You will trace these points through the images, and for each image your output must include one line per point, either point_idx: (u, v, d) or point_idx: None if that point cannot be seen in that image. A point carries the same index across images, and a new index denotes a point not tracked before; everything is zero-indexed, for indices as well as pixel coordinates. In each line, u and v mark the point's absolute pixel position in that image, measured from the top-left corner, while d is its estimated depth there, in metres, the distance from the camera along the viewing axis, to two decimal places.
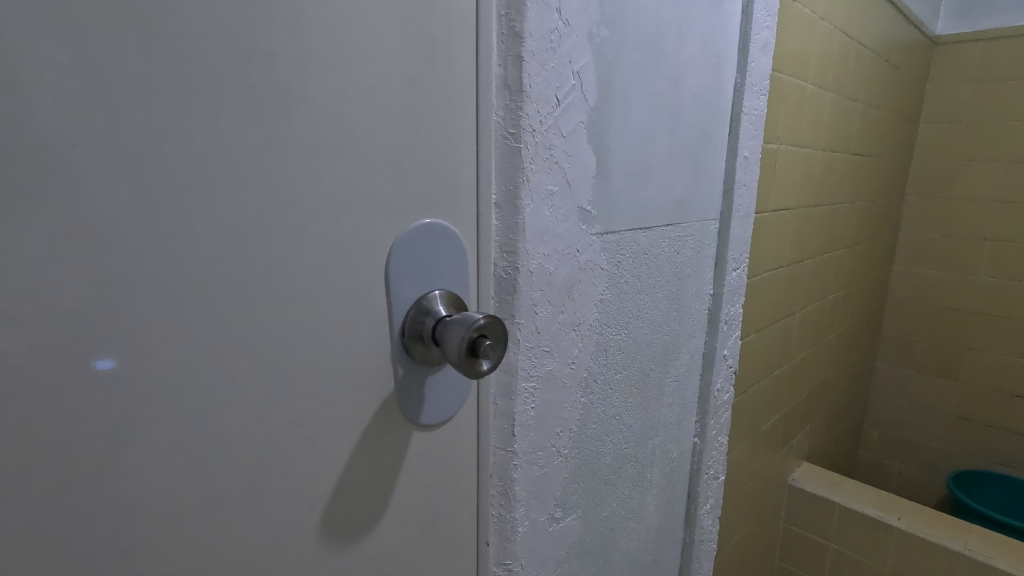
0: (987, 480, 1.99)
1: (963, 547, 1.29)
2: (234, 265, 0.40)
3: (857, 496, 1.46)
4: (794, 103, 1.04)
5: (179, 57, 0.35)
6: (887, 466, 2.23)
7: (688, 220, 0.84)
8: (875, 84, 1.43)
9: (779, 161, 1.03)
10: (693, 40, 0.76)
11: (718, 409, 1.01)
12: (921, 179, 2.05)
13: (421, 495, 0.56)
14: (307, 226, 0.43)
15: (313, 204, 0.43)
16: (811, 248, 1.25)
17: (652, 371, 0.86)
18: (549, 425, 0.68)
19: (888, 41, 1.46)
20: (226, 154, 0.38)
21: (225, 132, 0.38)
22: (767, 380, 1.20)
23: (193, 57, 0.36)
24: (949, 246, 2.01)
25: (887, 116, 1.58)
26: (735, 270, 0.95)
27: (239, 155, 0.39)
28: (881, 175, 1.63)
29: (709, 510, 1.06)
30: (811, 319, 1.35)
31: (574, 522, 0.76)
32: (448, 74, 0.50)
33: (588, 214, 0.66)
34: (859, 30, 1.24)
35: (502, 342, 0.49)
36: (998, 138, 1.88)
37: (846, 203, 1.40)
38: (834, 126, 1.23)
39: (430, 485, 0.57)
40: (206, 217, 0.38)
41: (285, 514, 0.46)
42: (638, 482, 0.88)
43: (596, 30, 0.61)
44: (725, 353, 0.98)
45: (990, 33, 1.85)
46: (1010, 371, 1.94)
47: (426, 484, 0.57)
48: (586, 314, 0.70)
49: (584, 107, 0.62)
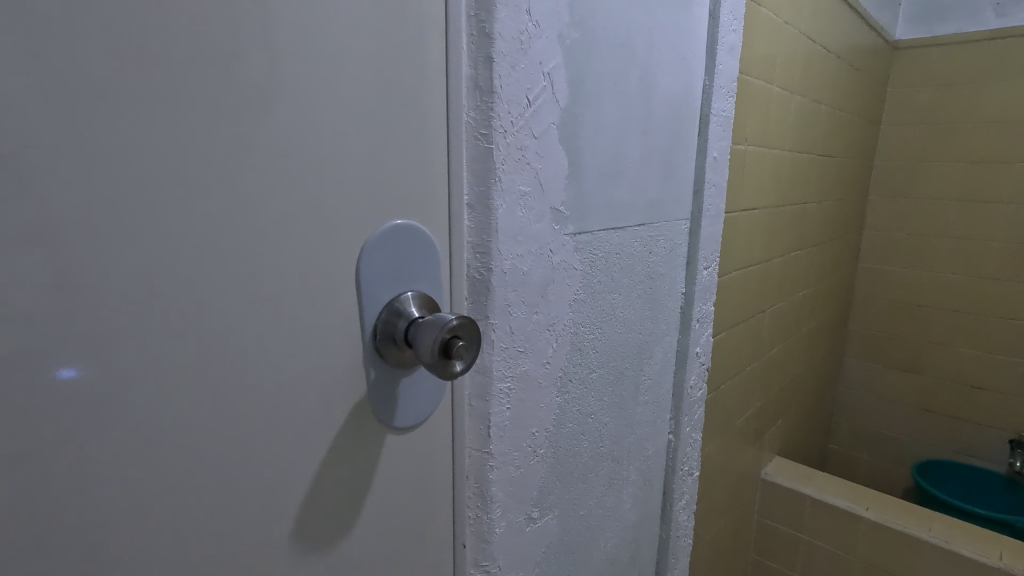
0: (950, 469, 2.06)
1: (928, 535, 1.34)
2: (201, 268, 0.39)
3: (827, 488, 1.49)
4: (761, 105, 1.06)
5: (143, 54, 0.34)
6: (856, 458, 2.29)
7: (660, 220, 0.85)
8: (839, 87, 1.47)
9: (748, 162, 1.05)
10: (662, 41, 0.77)
11: (692, 406, 1.02)
12: (884, 179, 2.11)
13: (397, 497, 0.56)
14: (275, 229, 0.42)
15: (284, 205, 0.43)
16: (779, 246, 1.28)
17: (627, 370, 0.86)
18: (525, 425, 0.68)
19: (851, 45, 1.50)
20: (191, 153, 0.37)
21: (191, 131, 0.37)
22: (740, 377, 1.22)
23: (157, 55, 0.35)
24: (911, 244, 2.08)
25: (851, 118, 1.62)
26: (706, 269, 0.96)
27: (206, 154, 0.38)
28: (846, 175, 1.68)
29: (685, 506, 1.08)
30: (782, 316, 1.38)
31: (552, 521, 0.77)
32: (418, 74, 0.50)
33: (560, 214, 0.67)
34: (823, 33, 1.28)
35: (474, 341, 0.49)
36: (956, 139, 1.95)
37: (813, 202, 1.44)
38: (801, 127, 1.26)
39: (406, 487, 0.57)
40: (172, 221, 0.37)
41: (260, 520, 0.45)
42: (615, 479, 0.89)
43: (567, 32, 0.62)
44: (697, 350, 0.99)
45: (947, 39, 1.92)
46: (970, 364, 2.01)
47: (401, 487, 0.56)
48: (561, 314, 0.70)
49: (555, 108, 0.62)
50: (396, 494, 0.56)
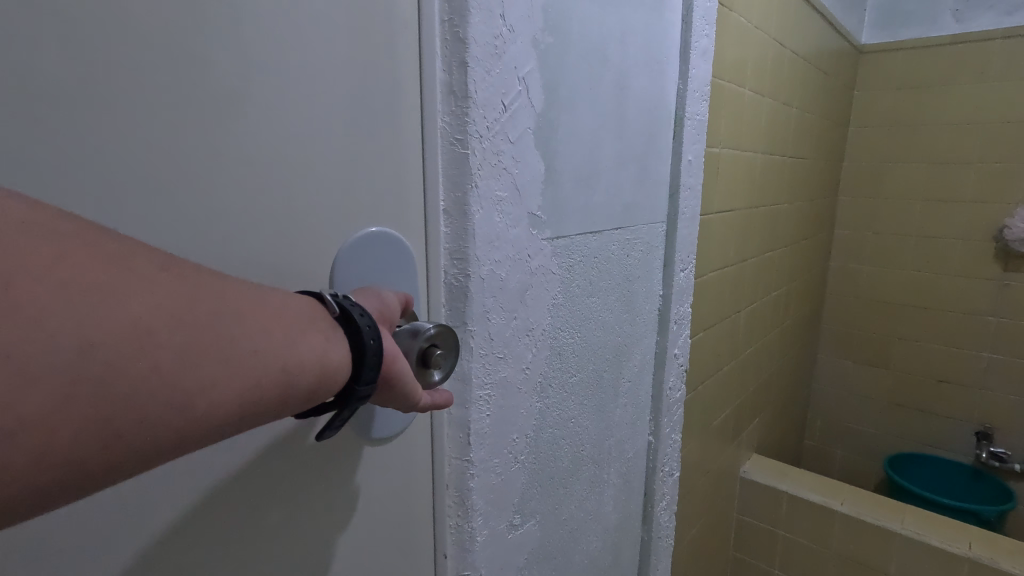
0: (920, 462, 2.12)
1: (901, 527, 1.37)
2: None
3: (803, 484, 1.52)
4: (733, 109, 1.08)
5: (108, 55, 0.33)
6: (830, 453, 2.34)
7: (637, 223, 0.85)
8: (808, 92, 1.50)
9: (721, 165, 1.06)
10: (635, 45, 0.77)
11: (671, 407, 1.02)
12: (851, 180, 2.16)
13: (376, 509, 0.55)
14: (245, 238, 0.41)
15: (256, 212, 0.41)
16: (753, 248, 1.30)
17: (607, 373, 0.87)
18: (505, 431, 0.68)
19: (819, 49, 1.53)
20: (159, 159, 0.36)
21: (159, 135, 0.36)
22: (717, 377, 1.24)
23: (124, 56, 0.33)
24: (879, 244, 2.13)
25: (820, 120, 1.66)
26: (682, 270, 0.97)
27: (175, 159, 0.36)
28: (815, 177, 1.72)
29: (666, 506, 1.08)
30: (756, 316, 1.40)
31: (534, 527, 0.76)
32: (393, 76, 0.49)
33: (538, 219, 0.67)
34: (791, 38, 1.30)
35: (451, 352, 0.50)
36: (920, 140, 2.01)
37: (785, 204, 1.47)
38: (771, 130, 1.29)
39: (384, 499, 0.56)
40: (136, 230, 0.36)
41: (235, 538, 0.44)
42: (596, 482, 0.89)
43: (540, 37, 0.62)
44: (675, 352, 1.00)
45: (909, 43, 1.98)
46: (937, 359, 2.07)
47: (379, 499, 0.55)
48: (540, 319, 0.70)
49: (531, 113, 0.62)
50: (375, 505, 0.55)
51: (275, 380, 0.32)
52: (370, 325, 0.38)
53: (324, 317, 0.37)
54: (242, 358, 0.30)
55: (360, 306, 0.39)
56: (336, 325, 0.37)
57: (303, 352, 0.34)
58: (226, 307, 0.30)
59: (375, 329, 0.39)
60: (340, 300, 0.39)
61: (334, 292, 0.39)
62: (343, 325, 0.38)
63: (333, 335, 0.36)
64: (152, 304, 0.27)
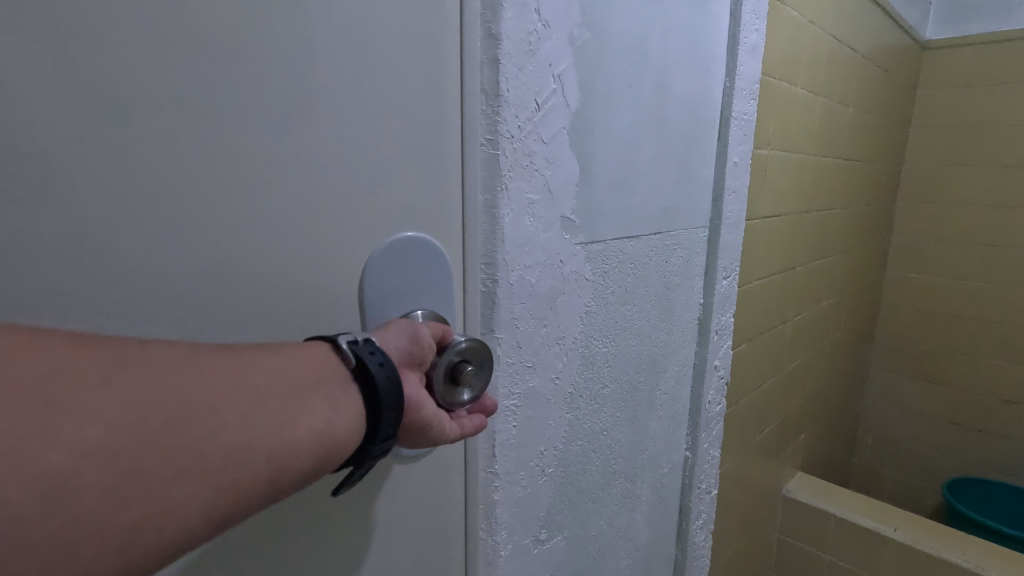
0: (983, 487, 1.97)
1: (961, 559, 1.27)
2: (191, 280, 0.37)
3: (852, 506, 1.43)
4: (783, 108, 1.02)
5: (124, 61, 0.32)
6: (882, 473, 2.21)
7: (676, 228, 0.81)
8: (866, 90, 1.42)
9: (770, 167, 1.01)
10: (678, 41, 0.74)
11: (710, 422, 0.97)
12: (912, 184, 2.04)
13: (401, 522, 0.53)
14: (270, 240, 0.40)
15: (281, 219, 0.40)
16: (801, 255, 1.23)
17: (641, 384, 0.83)
18: (532, 443, 0.65)
19: (879, 45, 1.44)
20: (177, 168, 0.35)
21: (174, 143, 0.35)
22: (760, 390, 1.18)
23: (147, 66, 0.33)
24: (941, 252, 2.00)
25: (878, 121, 1.56)
26: (725, 278, 0.92)
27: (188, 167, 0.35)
28: (872, 181, 1.62)
29: (702, 525, 1.03)
30: (804, 327, 1.33)
31: (560, 543, 0.74)
32: (429, 76, 0.47)
33: (571, 223, 0.64)
34: (849, 33, 1.23)
35: (483, 368, 0.49)
36: (989, 142, 1.88)
37: (838, 209, 1.39)
38: (825, 130, 1.21)
39: (410, 512, 0.54)
40: (160, 231, 0.35)
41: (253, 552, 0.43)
42: (627, 498, 0.86)
43: (577, 32, 0.59)
44: (716, 364, 0.95)
45: (979, 38, 1.85)
46: (1005, 377, 1.92)
47: (405, 511, 0.53)
48: (571, 327, 0.67)
49: (565, 112, 0.59)
50: (403, 520, 0.54)
51: (264, 464, 0.31)
52: (389, 374, 0.39)
53: (327, 379, 0.37)
54: (228, 440, 0.30)
55: (381, 352, 0.39)
56: (350, 376, 0.38)
57: (298, 431, 0.33)
58: (218, 388, 0.31)
59: (393, 380, 0.39)
60: (361, 347, 0.39)
61: (352, 336, 0.39)
62: (360, 373, 0.38)
63: (336, 405, 0.36)
64: (128, 394, 0.28)
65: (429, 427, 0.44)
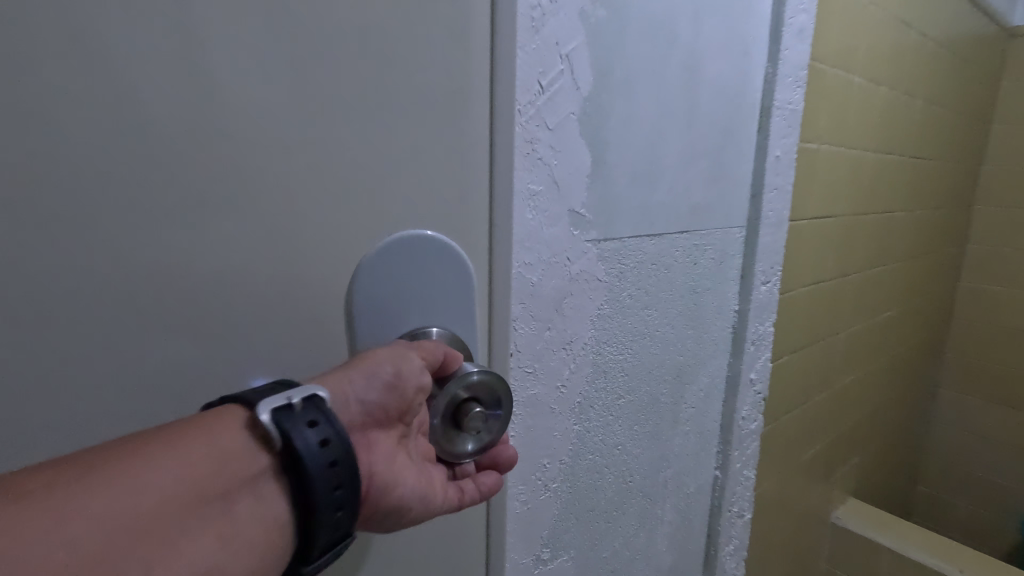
0: None
1: None
2: (138, 277, 0.31)
3: (910, 540, 1.30)
4: (838, 99, 0.92)
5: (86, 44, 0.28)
6: (948, 503, 2.02)
7: (707, 226, 0.75)
8: (939, 80, 1.28)
9: (820, 163, 0.92)
10: (712, 21, 0.67)
11: (744, 440, 0.89)
12: (991, 187, 1.85)
13: (400, 562, 0.46)
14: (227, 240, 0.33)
15: (270, 227, 0.35)
16: (856, 261, 1.12)
17: (663, 396, 0.76)
18: (533, 455, 0.61)
19: (956, 32, 1.30)
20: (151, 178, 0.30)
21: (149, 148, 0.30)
22: (805, 408, 1.08)
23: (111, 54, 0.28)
24: None
25: (953, 116, 1.41)
26: (764, 284, 0.84)
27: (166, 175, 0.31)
28: (944, 182, 1.47)
29: (733, 551, 0.95)
30: (858, 340, 1.22)
31: (567, 563, 0.68)
32: (454, 53, 0.40)
33: (581, 218, 0.58)
34: (920, 17, 1.11)
35: (493, 411, 0.44)
36: None
37: (901, 212, 1.26)
38: (887, 125, 1.10)
39: (414, 547, 0.47)
40: (97, 216, 0.29)
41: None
42: (646, 519, 0.79)
43: (590, 8, 0.54)
44: (752, 377, 0.87)
45: None
46: None
47: (407, 546, 0.47)
48: (580, 332, 0.62)
49: (575, 96, 0.54)
50: (417, 557, 0.47)
51: None
52: (334, 456, 0.34)
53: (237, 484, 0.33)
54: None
55: (324, 421, 0.34)
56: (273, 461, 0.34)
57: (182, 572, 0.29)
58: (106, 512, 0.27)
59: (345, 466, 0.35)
60: (297, 424, 0.33)
61: (282, 402, 0.33)
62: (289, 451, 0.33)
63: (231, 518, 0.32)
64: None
65: (406, 505, 0.42)
